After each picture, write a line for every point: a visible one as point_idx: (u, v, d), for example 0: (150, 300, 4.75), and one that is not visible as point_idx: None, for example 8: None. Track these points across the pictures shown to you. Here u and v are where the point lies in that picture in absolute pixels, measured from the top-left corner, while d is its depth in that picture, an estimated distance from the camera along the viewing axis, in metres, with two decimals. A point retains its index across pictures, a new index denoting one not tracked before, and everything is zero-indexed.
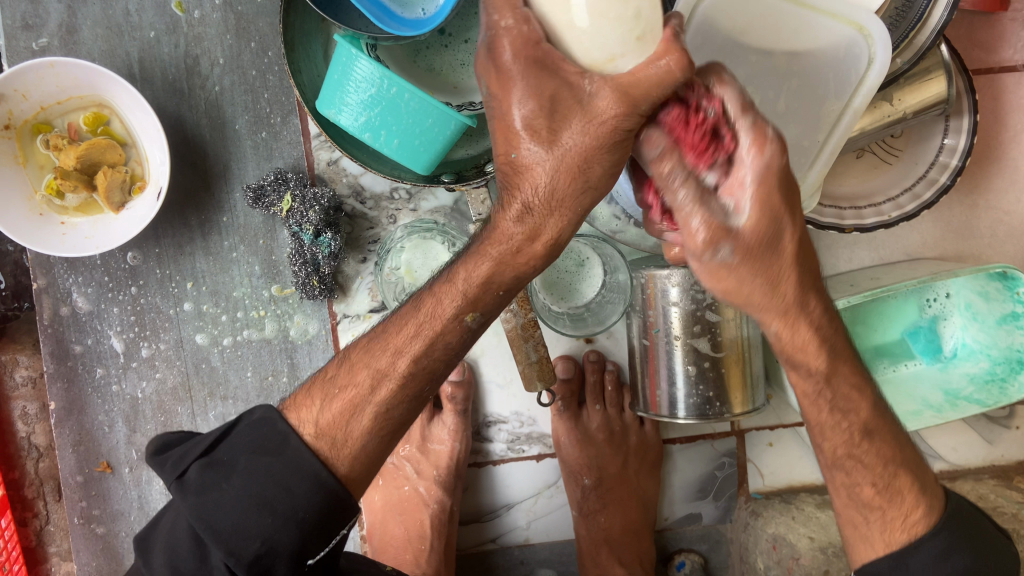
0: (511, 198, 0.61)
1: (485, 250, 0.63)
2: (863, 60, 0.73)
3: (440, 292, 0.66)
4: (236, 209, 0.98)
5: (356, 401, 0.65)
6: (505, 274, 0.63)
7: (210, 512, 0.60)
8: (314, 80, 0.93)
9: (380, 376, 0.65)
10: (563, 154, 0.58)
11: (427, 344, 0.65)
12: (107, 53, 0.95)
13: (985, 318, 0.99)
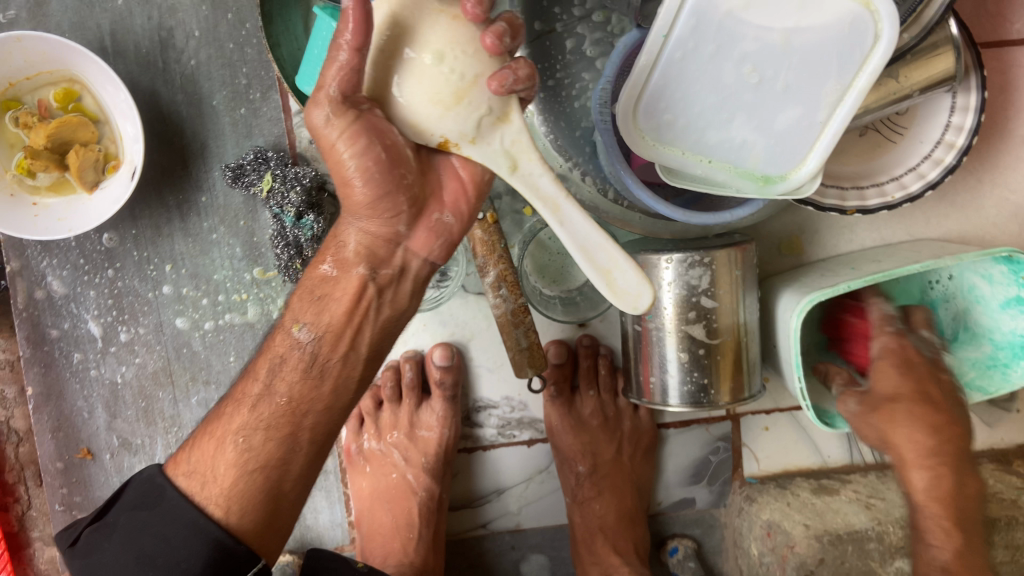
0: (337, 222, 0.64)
1: (302, 284, 0.68)
2: (869, 37, 0.69)
3: (276, 332, 0.69)
4: (215, 189, 0.95)
5: (220, 439, 0.68)
6: (335, 302, 0.66)
7: (96, 573, 0.67)
8: (293, 54, 0.88)
9: (246, 433, 0.67)
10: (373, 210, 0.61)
11: (269, 415, 0.67)
12: (77, 26, 0.90)
13: (988, 302, 0.94)
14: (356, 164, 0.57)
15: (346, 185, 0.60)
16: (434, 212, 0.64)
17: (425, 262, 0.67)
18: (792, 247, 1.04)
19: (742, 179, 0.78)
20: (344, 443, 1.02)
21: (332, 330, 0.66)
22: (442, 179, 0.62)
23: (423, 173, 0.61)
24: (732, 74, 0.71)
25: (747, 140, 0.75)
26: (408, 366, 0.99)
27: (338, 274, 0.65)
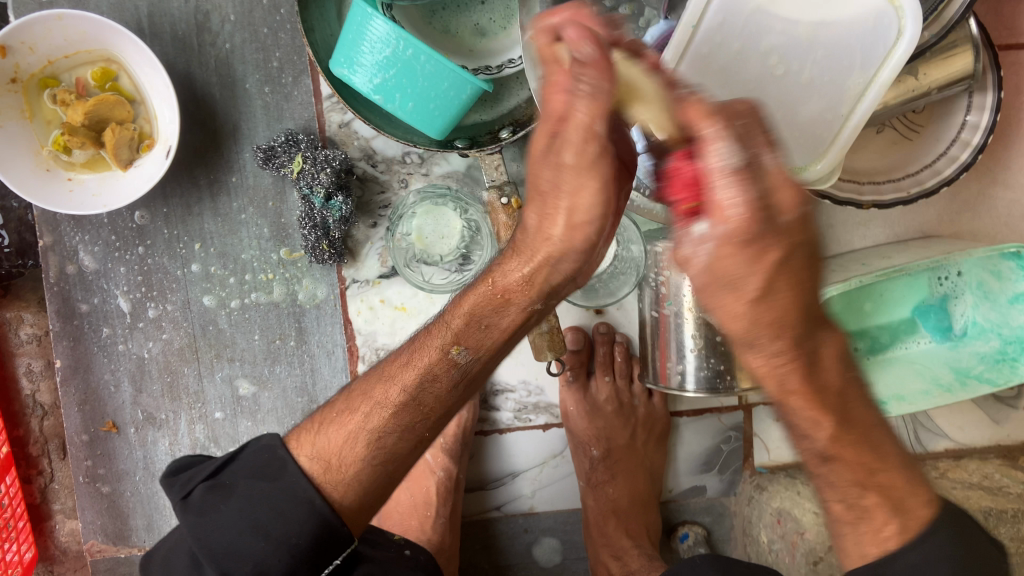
0: (504, 259, 0.62)
1: (466, 299, 0.64)
2: (892, 32, 0.71)
3: (433, 329, 0.67)
4: (246, 170, 0.97)
5: (354, 431, 0.66)
6: (495, 317, 0.64)
7: (208, 537, 0.63)
8: (327, 40, 0.91)
9: (376, 408, 0.67)
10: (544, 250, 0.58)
11: (409, 414, 0.66)
12: (115, 7, 0.92)
13: (997, 296, 0.99)
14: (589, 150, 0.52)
15: (542, 215, 0.57)
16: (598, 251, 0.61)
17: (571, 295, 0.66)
18: None
19: None
20: None
21: (491, 352, 0.65)
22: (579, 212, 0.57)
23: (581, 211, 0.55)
24: (757, 66, 0.74)
25: (770, 131, 0.77)
26: None
27: (507, 302, 0.63)
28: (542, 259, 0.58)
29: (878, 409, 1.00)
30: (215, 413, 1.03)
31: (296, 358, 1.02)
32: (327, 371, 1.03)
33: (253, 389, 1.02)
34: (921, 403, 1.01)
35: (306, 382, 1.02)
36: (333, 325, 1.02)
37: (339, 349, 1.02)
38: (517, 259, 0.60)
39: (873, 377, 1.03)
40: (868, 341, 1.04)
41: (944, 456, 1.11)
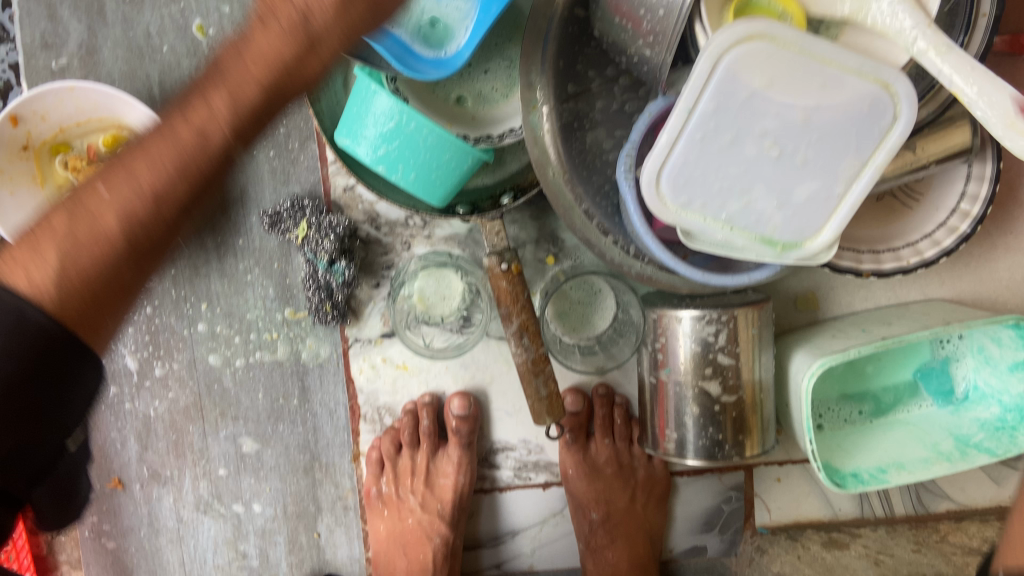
0: (196, 101, 0.69)
1: (163, 140, 0.68)
2: (887, 117, 0.73)
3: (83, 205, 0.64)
4: (252, 232, 0.99)
5: (65, 237, 0.62)
6: (178, 158, 0.66)
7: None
8: (333, 108, 0.93)
9: (99, 231, 0.63)
10: (292, 61, 0.67)
11: (123, 227, 0.64)
12: (127, 75, 0.95)
13: (997, 362, 0.98)
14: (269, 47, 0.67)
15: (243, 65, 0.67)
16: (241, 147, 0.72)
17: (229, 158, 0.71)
18: (808, 303, 1.06)
19: (762, 245, 0.80)
20: (364, 482, 1.04)
21: (188, 191, 0.68)
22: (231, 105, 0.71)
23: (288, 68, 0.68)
24: (754, 148, 0.75)
25: (766, 208, 0.78)
26: (426, 413, 1.01)
27: (199, 140, 0.68)
28: (282, 62, 0.67)
29: (876, 476, 1.00)
30: (219, 471, 1.04)
31: (299, 417, 1.03)
32: (329, 429, 1.04)
33: (257, 446, 1.03)
34: (919, 471, 1.00)
35: (309, 440, 1.03)
36: (336, 384, 1.03)
37: (341, 408, 1.03)
38: (226, 96, 0.68)
39: (873, 439, 1.04)
40: (869, 404, 1.05)
41: (945, 518, 1.09)
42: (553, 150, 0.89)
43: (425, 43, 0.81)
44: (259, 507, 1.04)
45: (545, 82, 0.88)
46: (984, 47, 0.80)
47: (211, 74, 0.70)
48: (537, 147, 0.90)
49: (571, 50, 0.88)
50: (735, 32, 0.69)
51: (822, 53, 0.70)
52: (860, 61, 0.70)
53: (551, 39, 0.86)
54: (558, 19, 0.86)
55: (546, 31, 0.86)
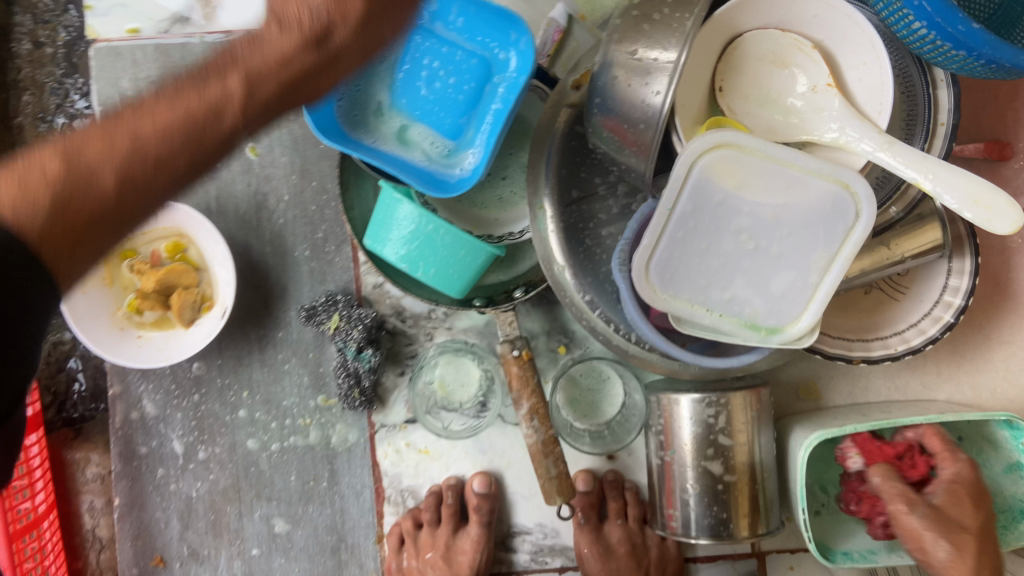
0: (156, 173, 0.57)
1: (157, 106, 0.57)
2: (850, 213, 0.81)
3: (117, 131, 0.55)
4: (291, 326, 1.10)
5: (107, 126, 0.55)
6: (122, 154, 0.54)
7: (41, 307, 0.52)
8: (364, 214, 1.05)
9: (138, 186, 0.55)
10: (192, 96, 0.57)
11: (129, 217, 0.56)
12: (189, 190, 1.09)
13: (992, 465, 1.01)
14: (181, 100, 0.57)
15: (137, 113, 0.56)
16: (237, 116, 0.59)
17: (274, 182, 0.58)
18: (810, 392, 1.12)
19: (746, 330, 0.87)
20: (386, 558, 1.09)
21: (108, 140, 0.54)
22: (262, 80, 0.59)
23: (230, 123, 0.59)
24: (730, 242, 0.84)
25: (746, 298, 0.86)
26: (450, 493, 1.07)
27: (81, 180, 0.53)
28: (192, 102, 0.57)
29: (864, 555, 1.00)
30: (252, 549, 1.10)
31: (327, 498, 1.10)
32: (356, 511, 1.10)
33: (288, 526, 1.10)
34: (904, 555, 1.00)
35: (336, 521, 1.10)
36: (363, 468, 1.10)
37: (367, 490, 1.10)
38: (148, 120, 0.56)
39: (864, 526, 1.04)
40: None
41: None
42: (557, 247, 0.99)
43: (443, 168, 0.90)
44: None
45: (548, 189, 0.99)
46: (943, 155, 0.89)
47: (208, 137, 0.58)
48: (543, 245, 1.00)
49: (573, 161, 0.99)
50: (706, 141, 0.79)
51: (785, 158, 0.80)
52: (820, 165, 0.80)
53: (553, 152, 0.98)
54: (560, 135, 0.98)
55: (549, 147, 0.99)
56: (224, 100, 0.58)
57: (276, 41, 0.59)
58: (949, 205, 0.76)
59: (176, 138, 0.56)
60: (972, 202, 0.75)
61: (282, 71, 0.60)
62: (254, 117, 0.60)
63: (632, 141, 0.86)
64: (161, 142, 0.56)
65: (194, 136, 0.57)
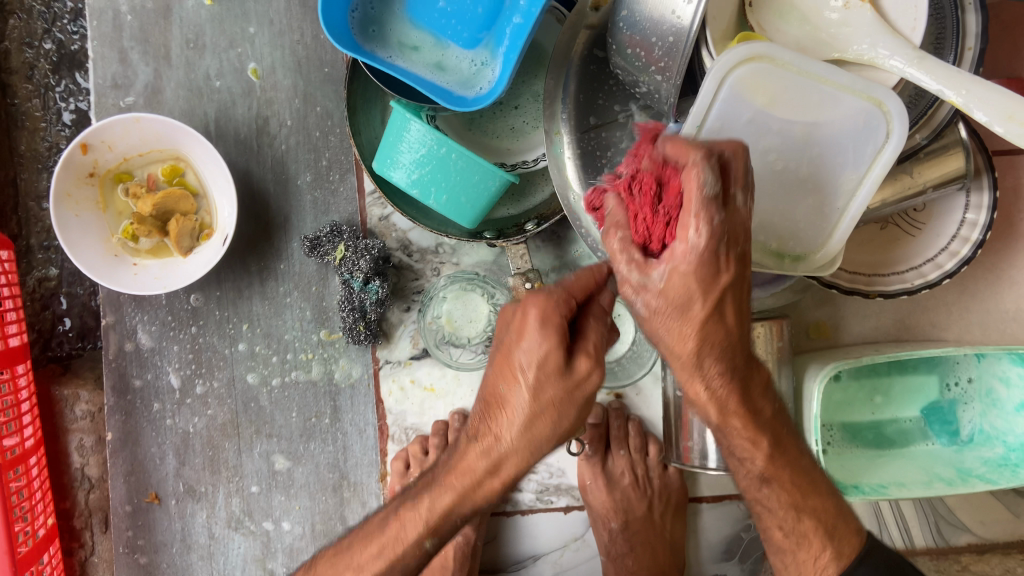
0: (484, 430, 0.72)
1: (450, 482, 0.73)
2: (881, 133, 0.79)
3: (404, 519, 0.75)
4: (293, 257, 1.06)
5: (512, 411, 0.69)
6: (464, 505, 0.73)
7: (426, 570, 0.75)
8: (372, 141, 1.01)
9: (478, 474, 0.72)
10: (569, 386, 0.69)
11: (390, 561, 0.75)
12: (186, 113, 1.05)
13: (1004, 404, 1.02)
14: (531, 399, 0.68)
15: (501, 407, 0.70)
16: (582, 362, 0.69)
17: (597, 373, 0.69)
18: (820, 332, 1.11)
19: (768, 257, 0.85)
20: (389, 485, 1.06)
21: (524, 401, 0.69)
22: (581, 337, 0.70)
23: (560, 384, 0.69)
24: (757, 163, 0.81)
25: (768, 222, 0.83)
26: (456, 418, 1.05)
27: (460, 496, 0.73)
28: (552, 413, 0.69)
29: (877, 489, 1.00)
30: (251, 487, 1.08)
31: (329, 436, 1.07)
32: (358, 449, 1.08)
33: (289, 464, 1.07)
34: (918, 489, 1.01)
35: (339, 459, 1.07)
36: (367, 405, 1.07)
37: (370, 428, 1.07)
38: (502, 426, 0.70)
39: (876, 467, 1.05)
40: (871, 432, 1.08)
41: (968, 551, 1.10)
42: (574, 175, 0.96)
43: (464, 88, 0.89)
44: (289, 524, 1.08)
45: (566, 114, 0.96)
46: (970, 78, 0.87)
47: (483, 402, 0.73)
48: (559, 173, 0.97)
49: (590, 87, 0.96)
50: (738, 53, 0.76)
51: (818, 73, 0.77)
52: (853, 81, 0.77)
53: (571, 75, 0.95)
54: (578, 58, 0.95)
55: (566, 70, 0.95)
56: (493, 447, 0.71)
57: (558, 406, 0.69)
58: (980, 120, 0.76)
59: (467, 483, 0.72)
60: (1007, 118, 0.74)
61: (559, 407, 0.69)
62: (524, 449, 0.71)
63: (659, 59, 0.82)
64: (452, 503, 0.73)
65: (469, 484, 0.72)
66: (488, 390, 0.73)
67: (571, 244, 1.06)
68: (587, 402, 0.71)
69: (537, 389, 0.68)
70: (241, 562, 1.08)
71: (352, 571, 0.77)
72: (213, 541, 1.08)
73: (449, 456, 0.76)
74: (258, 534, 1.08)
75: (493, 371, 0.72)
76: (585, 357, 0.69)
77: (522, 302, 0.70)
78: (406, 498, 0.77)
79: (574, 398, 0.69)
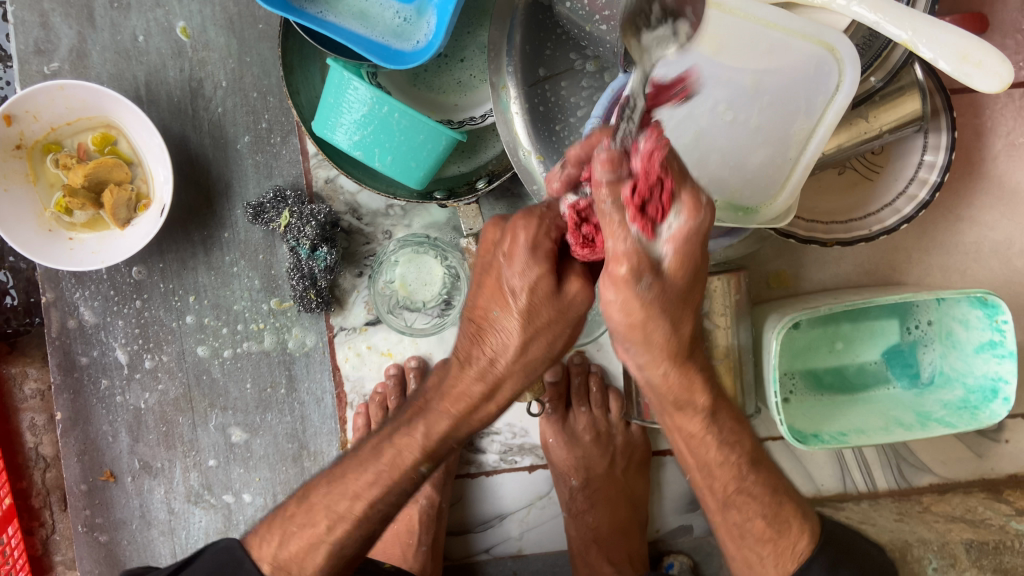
0: (473, 355, 0.68)
1: (444, 407, 0.71)
2: (833, 80, 0.76)
3: (399, 445, 0.73)
4: (237, 225, 1.02)
5: (510, 335, 0.65)
6: (464, 428, 0.72)
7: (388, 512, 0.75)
8: (313, 100, 0.97)
9: (477, 400, 0.69)
10: (562, 309, 0.65)
11: (384, 489, 0.73)
12: (115, 77, 1.00)
13: (963, 345, 1.01)
14: (522, 325, 0.65)
15: (487, 323, 0.67)
16: (576, 282, 0.65)
17: (586, 299, 0.66)
18: (779, 281, 1.09)
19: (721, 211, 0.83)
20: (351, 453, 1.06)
21: (529, 329, 0.65)
22: (571, 261, 0.66)
23: (557, 307, 0.65)
24: (708, 117, 0.77)
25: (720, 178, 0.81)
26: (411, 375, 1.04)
27: (461, 412, 0.71)
28: (546, 334, 0.66)
29: (836, 437, 0.99)
30: (209, 461, 1.06)
31: (287, 406, 1.05)
32: (317, 417, 1.06)
33: (246, 436, 1.05)
34: (877, 435, 1.00)
35: (297, 428, 1.06)
36: (323, 372, 1.05)
37: (328, 396, 1.06)
38: (503, 348, 0.66)
39: (839, 412, 1.05)
40: (833, 377, 1.08)
41: (929, 491, 1.12)
42: (521, 128, 0.93)
43: (400, 41, 0.84)
44: (250, 496, 1.06)
45: (511, 66, 0.92)
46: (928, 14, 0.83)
47: (469, 320, 0.69)
48: (507, 128, 0.93)
49: (537, 36, 0.92)
50: None
51: (765, 18, 0.74)
52: (802, 25, 0.74)
53: (517, 25, 0.91)
54: (523, 7, 0.91)
55: (511, 20, 0.91)
56: (488, 372, 0.68)
57: (551, 324, 0.66)
58: (925, 56, 0.71)
59: (464, 408, 0.70)
60: (961, 57, 0.69)
61: (551, 327, 0.66)
62: (519, 370, 0.68)
63: (604, 8, 0.79)
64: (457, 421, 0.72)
65: (469, 407, 0.70)
66: (471, 310, 0.69)
67: (525, 201, 1.04)
68: (575, 325, 0.67)
69: (530, 316, 0.64)
70: (203, 535, 1.07)
71: (347, 498, 0.74)
72: (174, 516, 1.07)
73: (442, 377, 0.73)
74: (219, 507, 1.07)
75: (480, 294, 0.67)
76: (575, 278, 0.65)
77: (508, 223, 0.65)
78: (397, 424, 0.75)
79: (565, 320, 0.66)
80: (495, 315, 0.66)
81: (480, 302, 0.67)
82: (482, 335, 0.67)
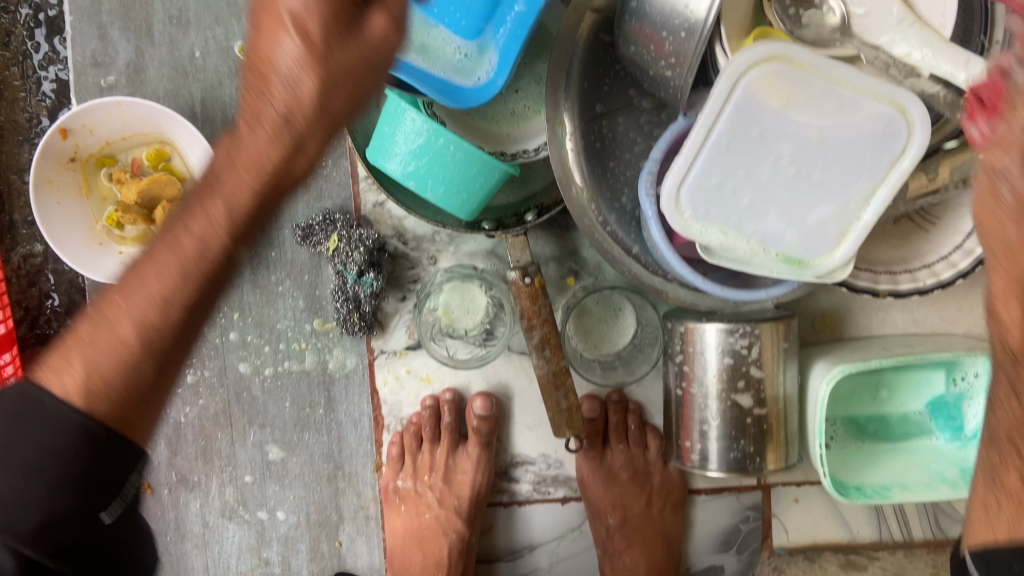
0: (255, 116, 0.55)
1: (212, 213, 0.56)
2: (901, 139, 0.75)
3: (152, 268, 0.56)
4: (284, 246, 1.02)
5: (285, 113, 0.54)
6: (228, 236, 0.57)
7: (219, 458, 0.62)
8: (366, 126, 0.97)
9: (220, 215, 0.56)
10: (324, 102, 0.54)
11: (190, 286, 0.56)
12: (172, 93, 1.00)
13: None
14: (305, 73, 0.52)
15: (266, 65, 0.53)
16: (373, 78, 0.55)
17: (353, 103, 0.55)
18: (826, 324, 1.07)
19: (777, 262, 0.82)
20: (383, 480, 1.06)
21: (298, 112, 0.54)
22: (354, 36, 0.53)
23: (346, 58, 0.53)
24: (770, 166, 0.77)
25: (777, 229, 0.80)
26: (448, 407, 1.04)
27: (216, 220, 0.56)
28: (310, 123, 0.55)
29: (880, 493, 1.02)
30: (245, 477, 1.06)
31: (324, 426, 1.05)
32: (354, 439, 1.06)
33: (283, 454, 1.06)
34: (920, 494, 1.01)
35: (334, 449, 1.06)
36: (361, 395, 1.05)
37: (366, 418, 1.06)
38: (297, 91, 0.53)
39: (880, 463, 1.05)
40: (876, 425, 1.07)
41: None
42: (576, 166, 0.92)
43: (461, 76, 0.83)
44: (283, 514, 1.07)
45: (568, 104, 0.91)
46: None
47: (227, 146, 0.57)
48: (560, 164, 0.92)
49: (596, 73, 0.91)
50: (754, 53, 0.72)
51: (838, 76, 0.72)
52: (875, 84, 0.73)
53: (576, 64, 0.90)
54: (584, 44, 0.90)
55: (570, 58, 0.90)
56: (285, 122, 0.54)
57: (342, 115, 0.56)
58: None
59: (242, 208, 0.57)
60: None
61: (328, 115, 0.55)
62: (319, 130, 0.55)
63: (670, 55, 0.78)
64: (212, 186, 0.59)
65: (270, 181, 0.56)
66: (251, 55, 0.54)
67: (573, 233, 1.03)
68: (336, 135, 0.57)
69: (319, 53, 0.52)
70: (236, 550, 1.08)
71: (156, 301, 0.56)
72: (207, 529, 1.08)
73: (188, 200, 0.59)
74: (252, 523, 1.07)
75: (254, 36, 0.53)
76: (347, 94, 0.54)
77: None
78: (167, 230, 0.58)
79: (362, 71, 0.54)
80: (252, 95, 0.54)
81: (255, 53, 0.53)
82: (272, 95, 0.54)
